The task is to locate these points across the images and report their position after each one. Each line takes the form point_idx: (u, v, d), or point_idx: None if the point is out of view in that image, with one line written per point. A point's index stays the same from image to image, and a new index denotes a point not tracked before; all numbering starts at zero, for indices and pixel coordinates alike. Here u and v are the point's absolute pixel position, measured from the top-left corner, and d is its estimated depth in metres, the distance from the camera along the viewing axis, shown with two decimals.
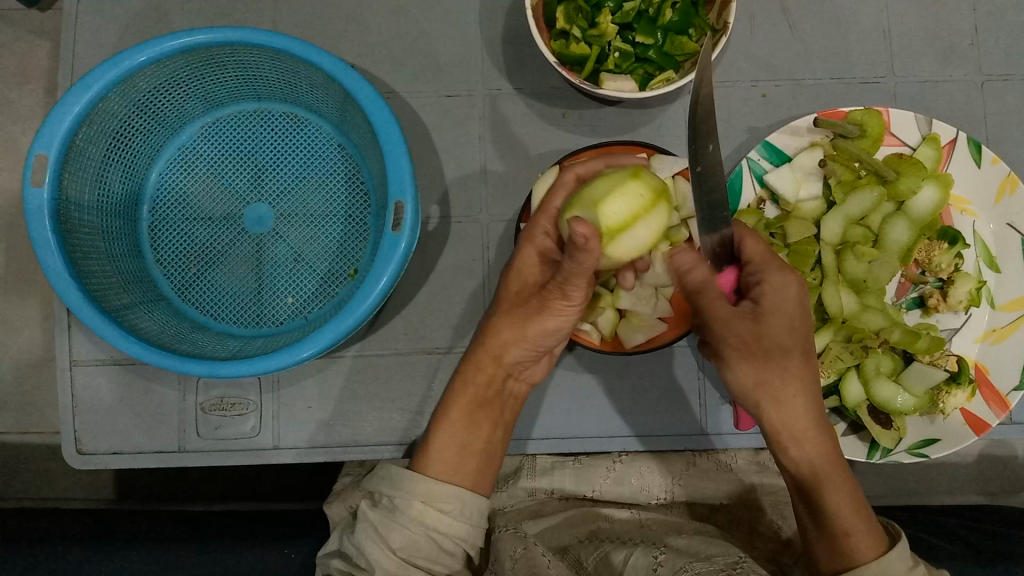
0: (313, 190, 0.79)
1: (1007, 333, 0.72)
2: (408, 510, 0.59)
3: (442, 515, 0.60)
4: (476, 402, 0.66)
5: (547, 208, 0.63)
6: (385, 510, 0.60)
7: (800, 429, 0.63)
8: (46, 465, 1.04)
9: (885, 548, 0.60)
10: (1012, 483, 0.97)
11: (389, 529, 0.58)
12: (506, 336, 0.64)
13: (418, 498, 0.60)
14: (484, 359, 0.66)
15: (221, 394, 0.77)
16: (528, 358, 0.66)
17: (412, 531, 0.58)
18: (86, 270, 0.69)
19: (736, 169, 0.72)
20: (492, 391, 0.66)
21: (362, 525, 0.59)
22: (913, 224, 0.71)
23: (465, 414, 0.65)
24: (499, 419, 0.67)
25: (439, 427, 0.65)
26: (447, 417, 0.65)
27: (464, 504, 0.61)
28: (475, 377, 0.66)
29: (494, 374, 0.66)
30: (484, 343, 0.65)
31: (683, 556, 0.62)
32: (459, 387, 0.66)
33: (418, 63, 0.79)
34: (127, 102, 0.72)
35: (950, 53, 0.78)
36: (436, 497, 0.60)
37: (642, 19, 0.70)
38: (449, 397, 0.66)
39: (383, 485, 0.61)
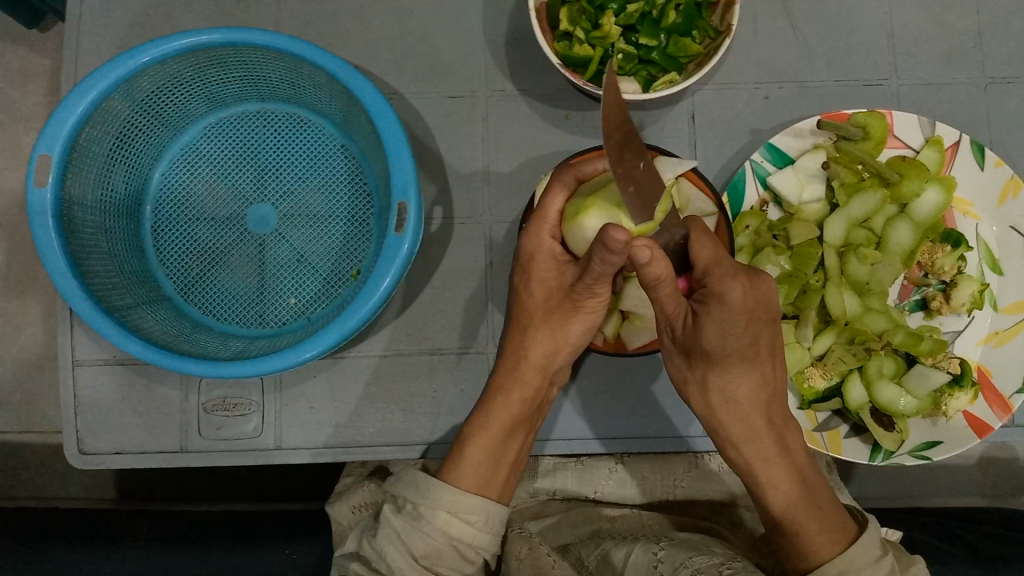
0: (316, 191, 0.79)
1: (1009, 336, 0.73)
2: (433, 519, 0.59)
3: (467, 526, 0.60)
4: (520, 414, 0.66)
5: (547, 212, 0.63)
6: (409, 517, 0.59)
7: (740, 434, 0.64)
8: (47, 465, 1.03)
9: (849, 541, 0.61)
10: (1012, 486, 0.97)
11: (412, 536, 0.58)
12: (546, 345, 0.66)
13: (444, 508, 0.59)
14: (528, 372, 0.66)
15: (223, 394, 0.77)
16: (565, 364, 0.68)
17: (436, 541, 0.58)
18: (89, 269, 0.69)
19: (739, 171, 0.73)
20: (536, 402, 0.67)
21: (383, 530, 0.59)
22: (916, 227, 0.71)
23: (506, 426, 0.66)
24: (532, 425, 0.68)
25: (473, 440, 0.64)
26: (486, 428, 0.65)
27: (489, 515, 0.61)
28: (518, 389, 0.66)
29: (538, 386, 0.67)
30: (523, 352, 0.66)
31: (683, 549, 0.62)
32: (502, 402, 0.66)
33: (421, 64, 0.79)
34: (131, 102, 0.72)
35: (952, 56, 0.79)
36: (463, 508, 0.60)
37: (646, 21, 0.70)
38: (488, 410, 0.66)
39: (409, 490, 0.60)
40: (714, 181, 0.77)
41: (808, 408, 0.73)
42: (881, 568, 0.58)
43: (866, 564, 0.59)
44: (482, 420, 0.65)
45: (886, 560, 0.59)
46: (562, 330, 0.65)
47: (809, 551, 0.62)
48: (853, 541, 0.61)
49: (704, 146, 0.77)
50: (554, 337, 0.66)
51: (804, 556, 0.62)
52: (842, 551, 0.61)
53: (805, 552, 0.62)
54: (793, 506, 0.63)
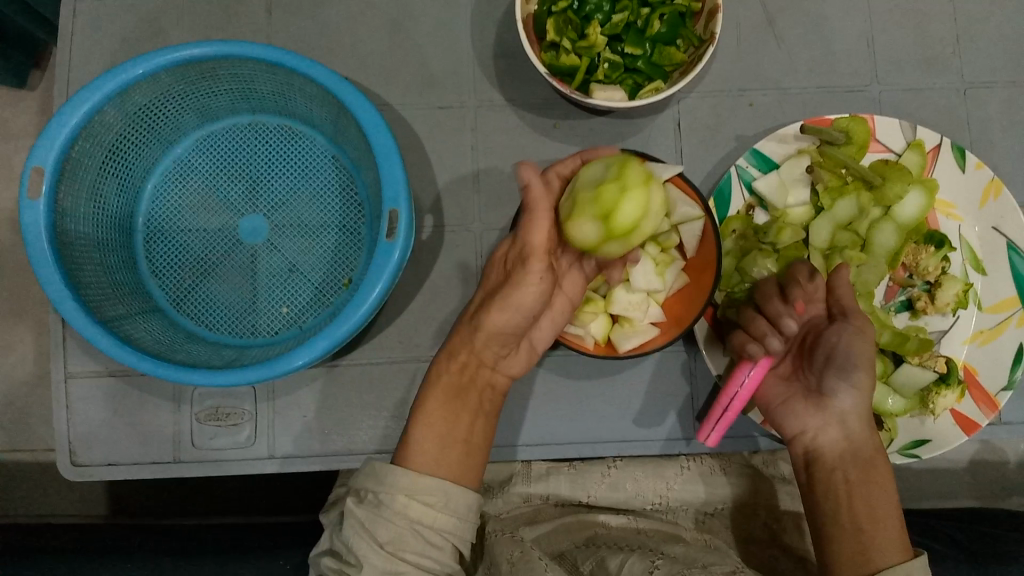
0: (307, 202, 0.80)
1: (994, 335, 0.74)
2: (392, 504, 0.58)
3: (427, 507, 0.59)
4: (453, 393, 0.64)
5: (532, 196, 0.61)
6: (371, 506, 0.59)
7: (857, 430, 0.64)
8: (35, 482, 1.03)
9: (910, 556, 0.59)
10: (1003, 488, 0.98)
11: (376, 524, 0.57)
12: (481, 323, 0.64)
13: (403, 492, 0.58)
14: (460, 347, 0.65)
15: (216, 405, 0.77)
16: (499, 345, 0.65)
17: (398, 526, 0.57)
18: (81, 280, 0.70)
19: (725, 176, 0.74)
20: (468, 379, 0.65)
21: (349, 522, 0.58)
22: (900, 229, 0.73)
23: (445, 405, 0.64)
24: (476, 410, 0.65)
25: (416, 419, 0.63)
26: (426, 408, 0.64)
27: (449, 498, 0.59)
28: (449, 366, 0.65)
29: (467, 361, 0.65)
30: (458, 331, 0.66)
31: (679, 562, 0.63)
32: (434, 380, 0.65)
33: (411, 75, 0.80)
34: (123, 115, 0.73)
35: (932, 62, 0.80)
36: (421, 489, 0.59)
37: (631, 30, 0.71)
38: (425, 390, 0.65)
39: (368, 481, 0.60)
40: (701, 186, 0.78)
41: None
42: None
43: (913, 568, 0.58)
44: (422, 400, 0.65)
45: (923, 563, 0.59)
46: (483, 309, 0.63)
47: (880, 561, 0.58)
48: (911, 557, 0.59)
49: (690, 153, 0.79)
50: (479, 319, 0.64)
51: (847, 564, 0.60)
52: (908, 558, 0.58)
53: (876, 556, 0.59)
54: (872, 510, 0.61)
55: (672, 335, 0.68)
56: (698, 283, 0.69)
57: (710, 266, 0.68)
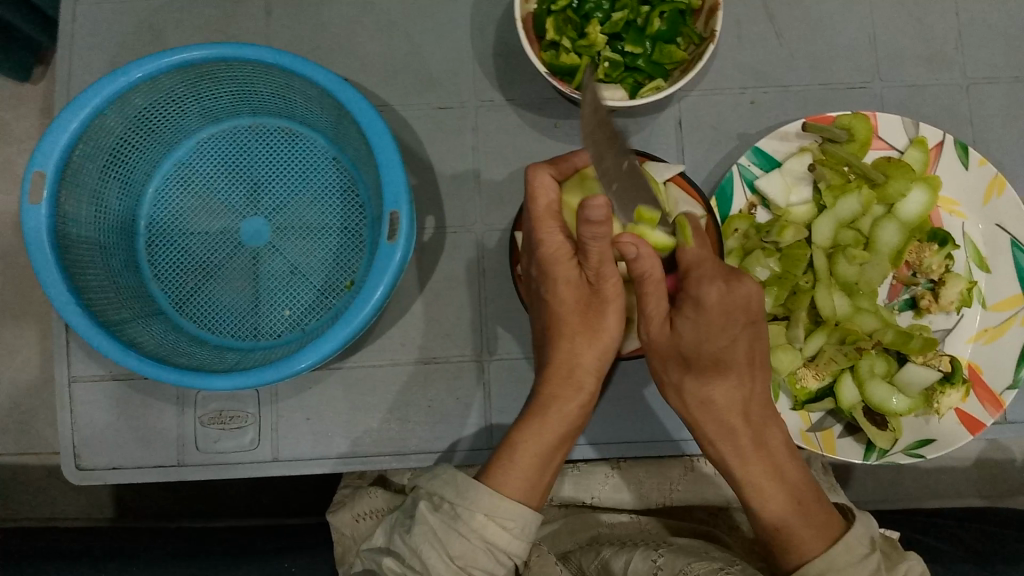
0: (307, 204, 0.80)
1: (998, 333, 0.73)
2: (470, 521, 0.57)
3: (504, 530, 0.58)
4: (576, 421, 0.65)
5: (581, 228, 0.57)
6: (447, 516, 0.58)
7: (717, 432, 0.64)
8: (43, 486, 1.03)
9: (834, 538, 0.59)
10: (1010, 485, 0.98)
11: (449, 537, 0.57)
12: (596, 348, 0.65)
13: (482, 511, 0.58)
14: (583, 374, 0.65)
15: (219, 408, 0.77)
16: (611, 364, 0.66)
17: (471, 543, 0.57)
18: (84, 285, 0.70)
19: (727, 175, 0.74)
20: (590, 403, 0.66)
21: (421, 527, 0.57)
22: (903, 227, 0.72)
23: (561, 432, 0.64)
24: (584, 429, 0.67)
25: (523, 443, 0.62)
26: (537, 434, 0.63)
27: (526, 523, 0.59)
28: (568, 394, 0.64)
29: (590, 388, 0.65)
30: (575, 359, 0.65)
31: (683, 556, 0.62)
32: (554, 408, 0.64)
33: (412, 76, 0.80)
34: (123, 118, 0.72)
35: (935, 58, 0.80)
36: (500, 512, 0.58)
37: (631, 29, 0.71)
38: (540, 418, 0.63)
39: (446, 489, 0.59)
40: (703, 186, 0.78)
41: (801, 408, 0.73)
42: (868, 565, 0.57)
43: (850, 563, 0.57)
44: (534, 425, 0.63)
45: (872, 558, 0.57)
46: (600, 325, 0.64)
47: (794, 547, 0.60)
48: (836, 540, 0.59)
49: (691, 152, 0.78)
50: (596, 339, 0.64)
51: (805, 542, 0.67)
52: (826, 547, 0.59)
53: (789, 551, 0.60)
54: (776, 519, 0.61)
55: None
56: None
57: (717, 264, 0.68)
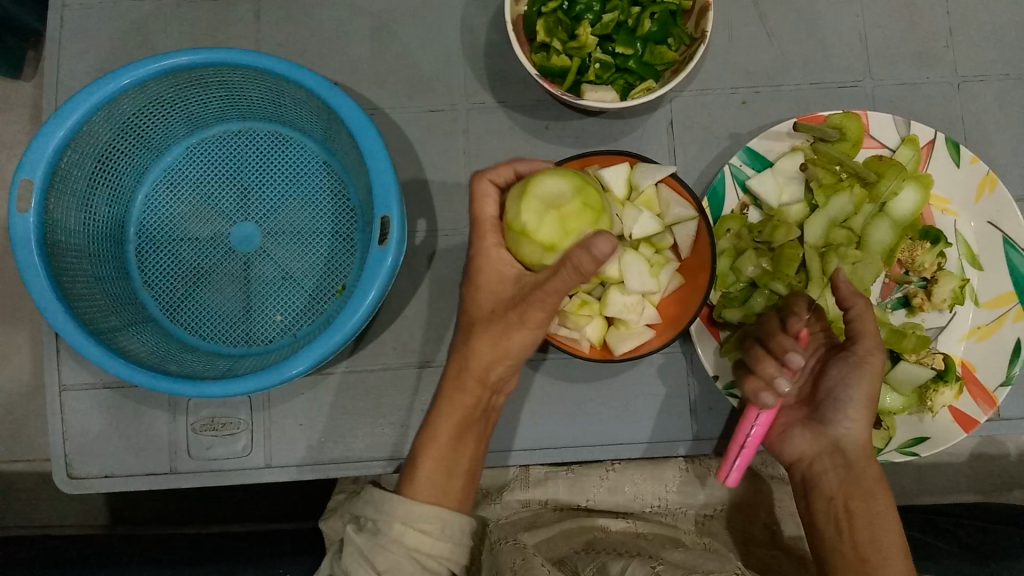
0: (299, 208, 0.79)
1: (991, 331, 0.73)
2: (389, 532, 0.59)
3: (424, 535, 0.60)
4: (464, 424, 0.65)
5: (483, 220, 0.63)
6: (369, 533, 0.60)
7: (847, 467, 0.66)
8: (34, 492, 1.02)
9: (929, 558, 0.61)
10: (1004, 481, 0.98)
11: (374, 552, 0.58)
12: (487, 355, 0.64)
13: (399, 520, 0.60)
14: (470, 382, 0.65)
15: (211, 415, 0.76)
16: (505, 369, 0.65)
17: (396, 554, 0.58)
18: (73, 292, 0.69)
19: (719, 176, 0.74)
20: (479, 410, 0.66)
21: (348, 550, 0.59)
22: (896, 225, 0.73)
23: (453, 435, 0.64)
24: (483, 436, 0.67)
25: (426, 451, 0.64)
26: (435, 439, 0.64)
27: (445, 524, 0.61)
28: (462, 399, 0.65)
29: (479, 395, 0.65)
30: (465, 364, 0.65)
31: (678, 568, 0.63)
32: (447, 410, 0.65)
33: (402, 79, 0.80)
34: (111, 124, 0.72)
35: (926, 56, 0.80)
36: (417, 518, 0.60)
37: (621, 30, 0.71)
38: (436, 420, 0.65)
39: (367, 508, 0.61)
40: (695, 186, 0.78)
41: None
42: None
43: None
44: (431, 429, 0.65)
45: None
46: (472, 335, 0.64)
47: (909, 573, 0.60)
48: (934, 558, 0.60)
49: (683, 152, 0.78)
50: (500, 343, 0.63)
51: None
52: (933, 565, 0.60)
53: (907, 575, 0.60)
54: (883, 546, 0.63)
55: (671, 335, 0.68)
56: (695, 283, 0.68)
57: (704, 268, 0.68)
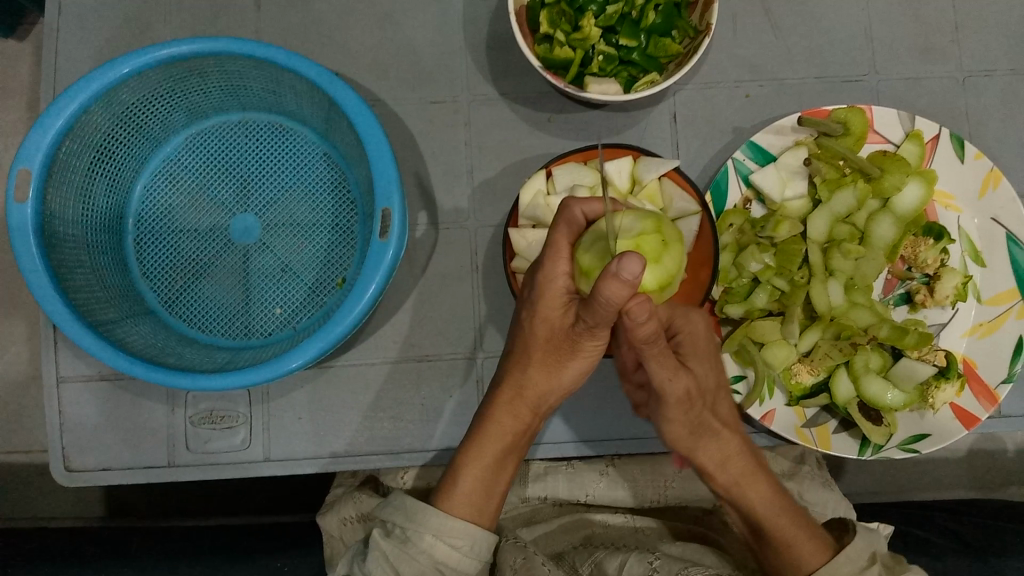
0: (298, 200, 0.79)
1: (994, 327, 0.73)
2: (419, 543, 0.59)
3: (452, 550, 0.59)
4: (507, 447, 0.64)
5: (558, 245, 0.57)
6: (398, 541, 0.59)
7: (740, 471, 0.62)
8: (33, 484, 1.02)
9: (835, 549, 0.61)
10: (1002, 477, 0.98)
11: (401, 561, 0.57)
12: (543, 383, 0.63)
13: (430, 532, 0.59)
14: (521, 405, 0.64)
15: (210, 408, 0.76)
16: (555, 398, 0.64)
17: (422, 565, 0.58)
18: (71, 284, 0.69)
19: (722, 170, 0.73)
20: (524, 433, 0.65)
21: (372, 553, 0.58)
22: (899, 221, 0.72)
23: (498, 455, 0.64)
24: (522, 456, 0.67)
25: (466, 468, 0.63)
26: (478, 455, 0.63)
27: (475, 540, 0.60)
28: (507, 422, 0.64)
29: (528, 419, 0.65)
30: (524, 386, 0.63)
31: (677, 560, 0.62)
32: (493, 430, 0.64)
33: (403, 70, 0.79)
34: (109, 114, 0.71)
35: (931, 50, 0.79)
36: (450, 532, 0.59)
37: (626, 22, 0.70)
38: (478, 439, 0.64)
39: (397, 515, 0.60)
40: (698, 180, 0.77)
41: (797, 404, 0.73)
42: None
43: (853, 572, 0.58)
44: (475, 447, 0.64)
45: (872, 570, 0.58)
46: (522, 363, 0.63)
47: (797, 562, 0.59)
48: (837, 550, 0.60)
49: (686, 146, 0.78)
50: (554, 376, 0.62)
51: (796, 565, 0.59)
52: (829, 558, 0.60)
53: (796, 561, 0.59)
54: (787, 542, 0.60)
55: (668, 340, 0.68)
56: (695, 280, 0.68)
57: (705, 264, 0.67)
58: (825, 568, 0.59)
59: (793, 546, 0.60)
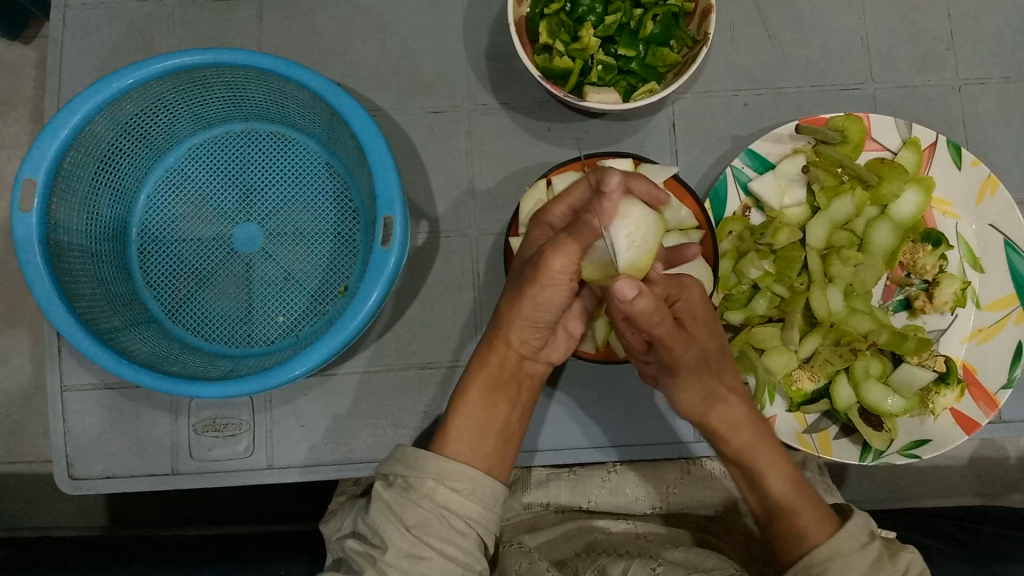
0: (300, 209, 0.79)
1: (991, 335, 0.73)
2: (420, 488, 0.57)
3: (454, 493, 0.57)
4: (492, 386, 0.65)
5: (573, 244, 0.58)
6: (400, 489, 0.58)
7: (747, 439, 0.64)
8: (36, 494, 1.02)
9: (837, 524, 0.60)
10: (1004, 484, 0.98)
11: (403, 508, 0.56)
12: (525, 317, 0.64)
13: (431, 476, 0.58)
14: (496, 341, 0.66)
15: (213, 416, 0.76)
16: (535, 338, 0.65)
17: (424, 510, 0.56)
18: (76, 293, 0.69)
19: (721, 177, 0.73)
20: (508, 373, 0.66)
21: (376, 505, 0.57)
22: (897, 227, 0.72)
23: (484, 395, 0.65)
24: (515, 399, 0.66)
25: (456, 410, 0.64)
26: (466, 400, 0.64)
27: (475, 484, 0.59)
28: (489, 359, 0.65)
29: (507, 356, 0.66)
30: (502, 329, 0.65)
31: (680, 568, 0.63)
32: (477, 368, 0.65)
33: (405, 80, 0.80)
34: (114, 125, 0.72)
35: (928, 59, 0.80)
36: (449, 475, 0.58)
37: (624, 32, 0.71)
38: (465, 381, 0.66)
39: (398, 466, 0.59)
40: (697, 189, 0.78)
41: (798, 410, 0.74)
42: (868, 555, 0.57)
43: (854, 548, 0.57)
44: (461, 392, 0.65)
45: (873, 547, 0.57)
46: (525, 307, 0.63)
47: (802, 535, 0.59)
48: (841, 526, 0.59)
49: (685, 155, 0.78)
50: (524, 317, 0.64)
51: (800, 538, 0.59)
52: (833, 532, 0.59)
53: (801, 538, 0.59)
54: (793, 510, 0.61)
55: None
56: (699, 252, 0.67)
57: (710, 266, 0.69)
58: (827, 543, 0.58)
59: (794, 519, 0.60)
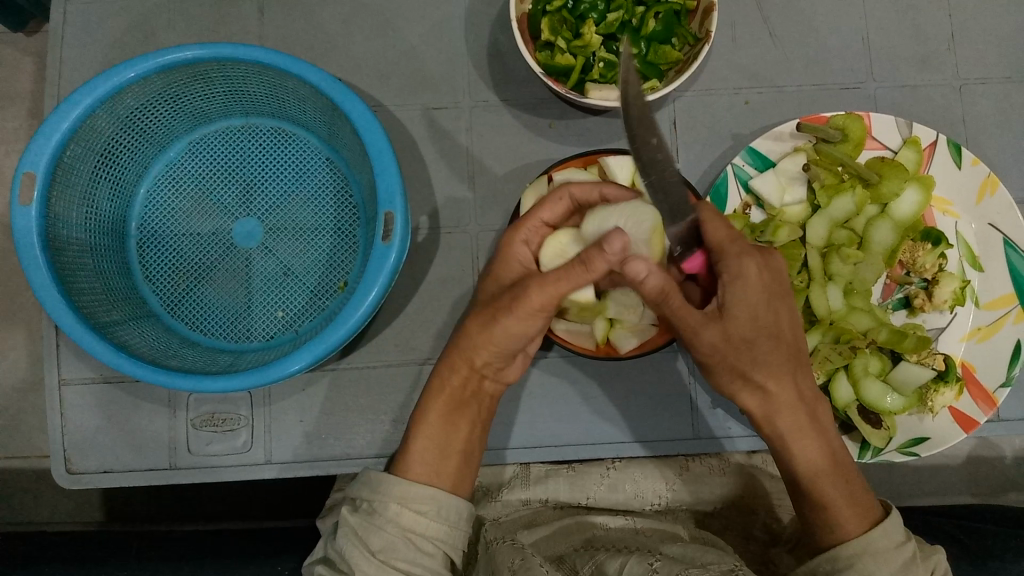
0: (300, 204, 0.79)
1: (991, 332, 0.74)
2: (385, 512, 0.57)
3: (419, 516, 0.57)
4: (452, 404, 0.64)
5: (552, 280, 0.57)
6: (364, 514, 0.58)
7: (788, 426, 0.61)
8: (32, 489, 1.02)
9: (875, 521, 0.58)
10: (1000, 484, 0.99)
11: (369, 532, 0.56)
12: (482, 340, 0.62)
13: (394, 500, 0.58)
14: (457, 360, 0.64)
15: (212, 410, 0.76)
16: (499, 359, 0.64)
17: (390, 534, 0.56)
18: (75, 287, 0.69)
19: (721, 174, 0.73)
20: (468, 392, 0.64)
21: (343, 530, 0.57)
22: (897, 226, 0.73)
23: (443, 414, 0.64)
24: (476, 419, 0.65)
25: (417, 429, 0.63)
26: (426, 419, 0.64)
27: (440, 505, 0.59)
28: (449, 379, 0.64)
29: (468, 376, 0.64)
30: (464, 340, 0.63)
31: (678, 563, 0.62)
32: (435, 390, 0.64)
33: (406, 76, 0.80)
34: (114, 118, 0.72)
35: (928, 58, 0.80)
36: (412, 498, 0.58)
37: (626, 29, 0.71)
38: (425, 401, 0.65)
39: (364, 490, 0.59)
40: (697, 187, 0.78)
41: None
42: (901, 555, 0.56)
43: (888, 548, 0.56)
44: (422, 411, 0.64)
45: (907, 546, 0.56)
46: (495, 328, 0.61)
47: (831, 527, 0.59)
48: (876, 524, 0.58)
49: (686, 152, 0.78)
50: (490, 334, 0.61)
51: (831, 529, 0.59)
52: (866, 527, 0.58)
53: (834, 528, 0.59)
54: (827, 504, 0.59)
55: (666, 337, 0.68)
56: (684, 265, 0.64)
57: None
58: (859, 537, 0.57)
59: (826, 513, 0.59)
